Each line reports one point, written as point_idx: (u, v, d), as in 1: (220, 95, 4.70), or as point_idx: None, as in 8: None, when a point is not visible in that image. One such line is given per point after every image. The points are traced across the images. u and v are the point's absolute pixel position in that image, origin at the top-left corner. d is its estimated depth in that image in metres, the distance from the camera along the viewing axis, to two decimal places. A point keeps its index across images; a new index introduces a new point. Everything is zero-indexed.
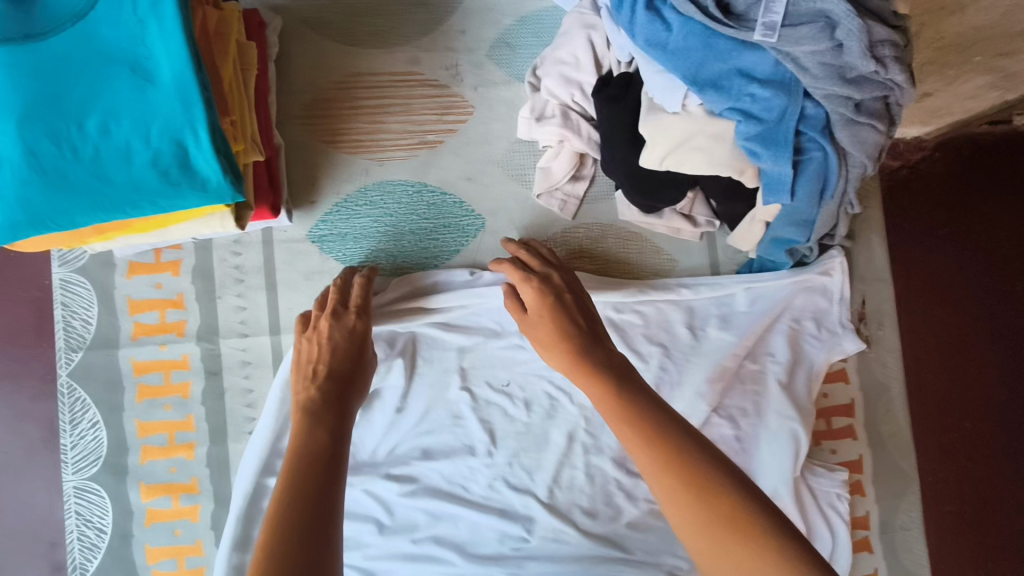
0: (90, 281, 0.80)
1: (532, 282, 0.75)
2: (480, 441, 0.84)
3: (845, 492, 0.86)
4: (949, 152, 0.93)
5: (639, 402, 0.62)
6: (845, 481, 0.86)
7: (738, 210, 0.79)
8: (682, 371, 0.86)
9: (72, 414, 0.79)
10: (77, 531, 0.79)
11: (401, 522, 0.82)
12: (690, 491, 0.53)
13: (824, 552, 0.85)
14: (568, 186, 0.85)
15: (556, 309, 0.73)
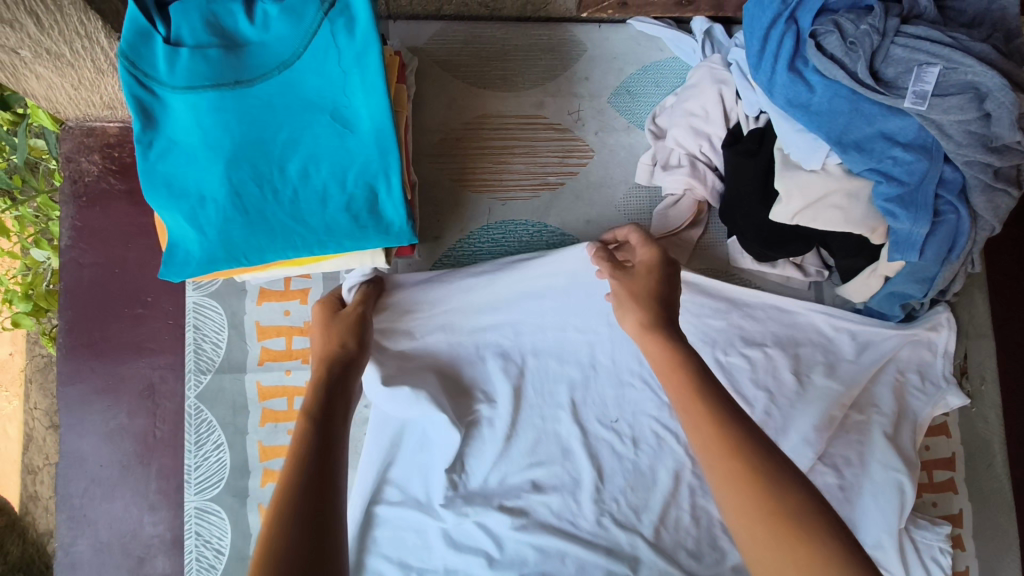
0: (222, 306, 0.82)
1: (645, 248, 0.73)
2: (588, 477, 0.82)
3: (947, 546, 0.85)
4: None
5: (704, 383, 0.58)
6: (948, 535, 0.85)
7: (858, 264, 0.81)
8: (784, 421, 0.84)
9: (197, 435, 0.80)
10: (195, 551, 0.79)
11: (510, 557, 0.77)
12: (750, 486, 0.50)
13: None
14: (684, 232, 0.87)
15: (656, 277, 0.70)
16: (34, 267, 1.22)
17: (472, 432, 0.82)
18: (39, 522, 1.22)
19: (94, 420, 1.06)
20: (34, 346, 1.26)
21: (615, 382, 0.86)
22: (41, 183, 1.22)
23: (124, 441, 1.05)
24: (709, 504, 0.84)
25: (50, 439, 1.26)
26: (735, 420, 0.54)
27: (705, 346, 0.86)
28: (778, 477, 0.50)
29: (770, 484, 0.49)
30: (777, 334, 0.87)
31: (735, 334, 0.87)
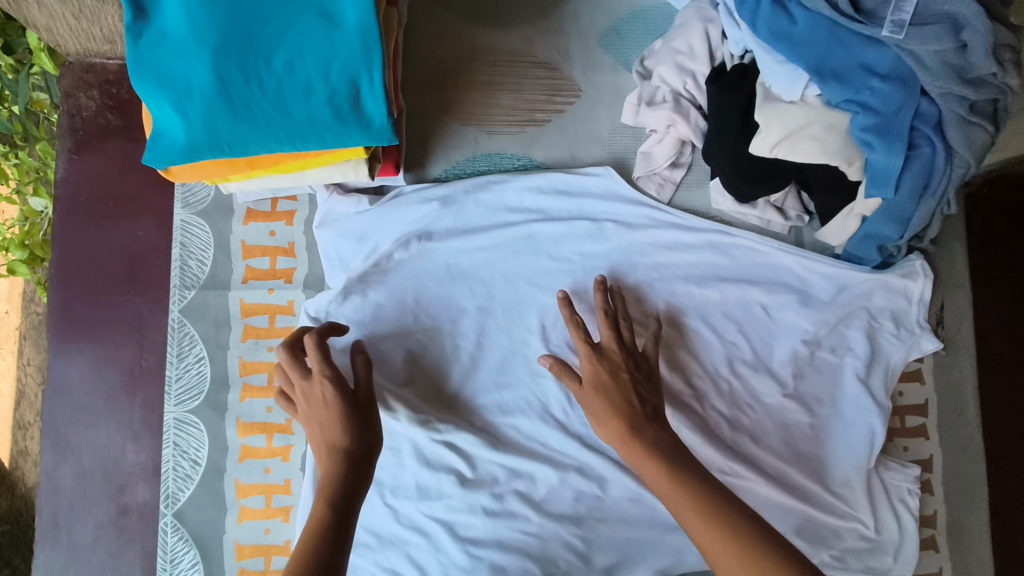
0: (209, 224, 0.83)
1: (589, 359, 0.77)
2: (556, 401, 0.85)
3: (917, 488, 0.87)
4: None
5: (688, 475, 0.64)
6: (918, 477, 0.87)
7: (835, 204, 0.82)
8: (756, 359, 0.89)
9: (179, 348, 0.81)
10: (172, 461, 0.80)
11: (481, 478, 0.82)
12: (727, 544, 0.57)
13: (891, 544, 0.86)
14: (666, 171, 0.89)
15: (616, 389, 0.73)
16: (31, 215, 1.24)
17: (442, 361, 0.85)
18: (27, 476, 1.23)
19: (82, 350, 1.07)
20: (30, 303, 1.28)
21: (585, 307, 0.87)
22: (41, 130, 1.23)
23: (110, 371, 1.06)
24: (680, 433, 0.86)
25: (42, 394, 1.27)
26: (711, 504, 0.61)
27: (679, 281, 0.89)
28: (762, 544, 0.56)
29: (750, 544, 0.56)
30: (749, 274, 0.90)
31: (707, 269, 0.89)
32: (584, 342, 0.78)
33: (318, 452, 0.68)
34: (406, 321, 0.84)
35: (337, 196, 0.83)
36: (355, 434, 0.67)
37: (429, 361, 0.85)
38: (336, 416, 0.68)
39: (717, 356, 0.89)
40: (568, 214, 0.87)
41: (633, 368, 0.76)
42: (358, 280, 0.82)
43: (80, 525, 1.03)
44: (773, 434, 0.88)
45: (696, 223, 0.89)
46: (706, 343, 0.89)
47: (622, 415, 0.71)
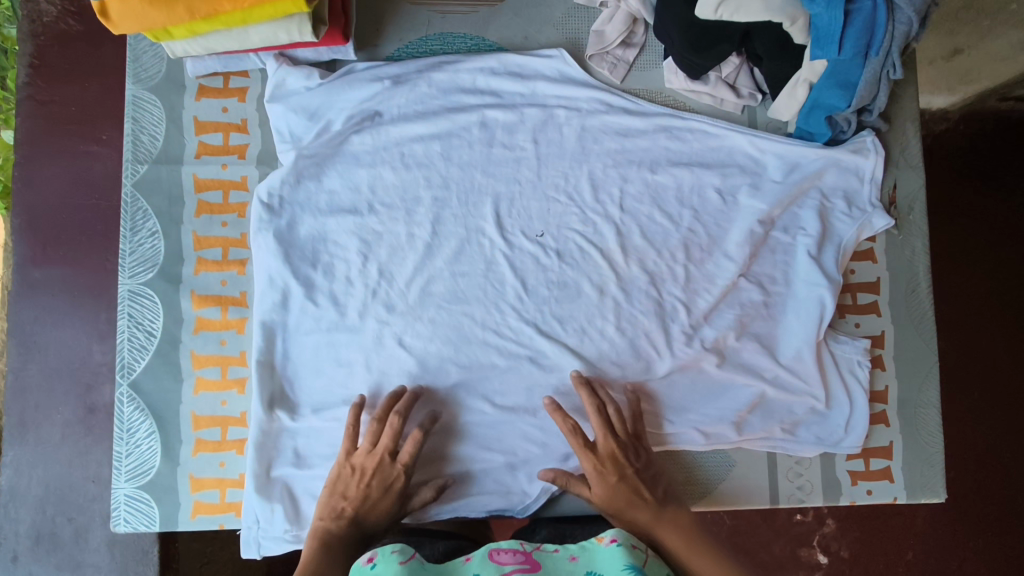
0: (161, 100, 0.84)
1: (591, 458, 0.76)
2: (513, 285, 0.83)
3: (866, 359, 0.88)
4: (971, 126, 1.25)
5: (704, 540, 0.68)
6: (867, 349, 0.88)
7: (784, 72, 0.83)
8: (706, 245, 0.87)
9: (133, 222, 0.82)
10: (127, 331, 0.81)
11: (433, 377, 0.81)
12: None
13: (842, 417, 0.87)
14: (619, 51, 0.90)
15: (621, 492, 0.74)
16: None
17: (395, 245, 0.83)
18: None
19: (48, 253, 1.07)
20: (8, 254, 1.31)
21: (540, 195, 0.86)
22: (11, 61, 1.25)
23: (76, 274, 1.07)
24: (635, 312, 0.84)
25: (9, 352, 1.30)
26: None
27: (632, 167, 0.88)
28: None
29: None
30: (702, 158, 0.89)
31: (659, 156, 0.88)
32: (588, 447, 0.76)
33: (329, 507, 0.72)
34: (359, 209, 0.83)
35: (287, 69, 0.82)
36: (387, 522, 0.74)
37: (383, 249, 0.83)
38: (381, 498, 0.73)
39: (674, 242, 0.86)
40: (519, 101, 0.87)
41: (636, 460, 0.77)
42: (309, 159, 0.82)
43: (48, 423, 1.04)
44: (727, 315, 0.86)
45: (647, 109, 0.89)
46: (658, 228, 0.87)
47: (637, 506, 0.73)
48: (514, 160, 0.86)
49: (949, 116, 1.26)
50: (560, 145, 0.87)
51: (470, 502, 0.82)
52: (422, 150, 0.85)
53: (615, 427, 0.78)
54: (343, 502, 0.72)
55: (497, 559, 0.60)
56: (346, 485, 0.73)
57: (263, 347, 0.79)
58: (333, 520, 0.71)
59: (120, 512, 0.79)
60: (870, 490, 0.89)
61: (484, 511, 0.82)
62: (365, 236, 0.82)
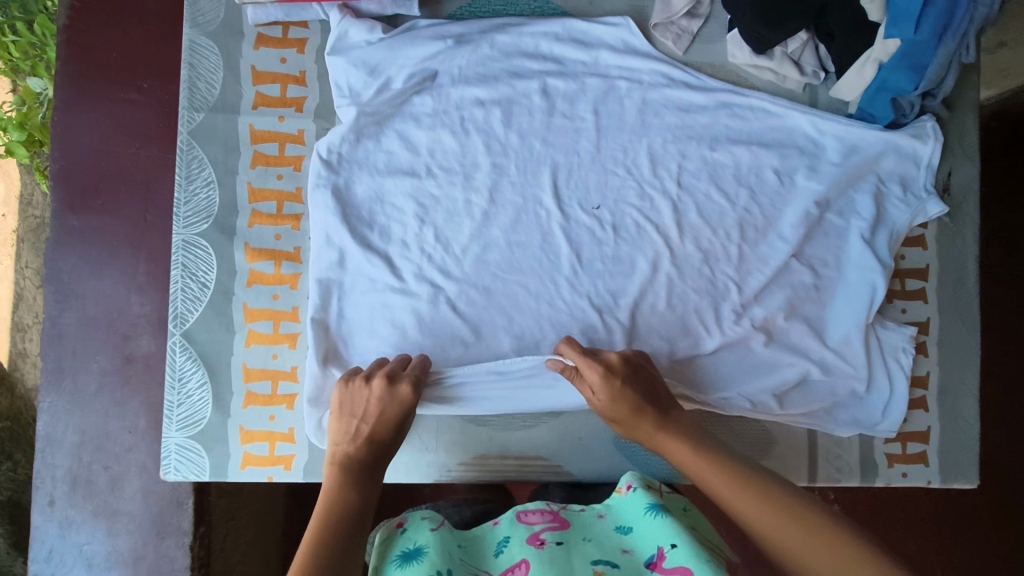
0: (219, 47, 0.82)
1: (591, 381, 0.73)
2: (567, 257, 0.83)
3: (911, 347, 0.88)
4: (1005, 123, 1.23)
5: (705, 445, 0.67)
6: (913, 336, 0.88)
7: (854, 50, 0.82)
8: (762, 224, 0.86)
9: (188, 171, 0.81)
10: (181, 282, 0.80)
11: (486, 342, 0.81)
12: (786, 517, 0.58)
13: (878, 401, 0.87)
14: (684, 21, 0.88)
15: (626, 402, 0.72)
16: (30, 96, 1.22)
17: (451, 208, 0.83)
18: (26, 374, 1.26)
19: (87, 201, 1.06)
20: (28, 208, 1.29)
21: (598, 168, 0.85)
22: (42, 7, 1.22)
23: (115, 223, 1.06)
24: (685, 290, 0.84)
25: (41, 295, 1.29)
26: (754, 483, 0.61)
27: (692, 142, 0.87)
28: (751, 472, 0.62)
29: (801, 508, 0.58)
30: (760, 137, 0.88)
31: (718, 133, 0.87)
32: (587, 362, 0.74)
33: (343, 429, 0.70)
34: (418, 171, 0.83)
35: (351, 20, 0.81)
36: (395, 433, 0.71)
37: (440, 214, 0.82)
38: (388, 411, 0.70)
39: (729, 221, 0.86)
40: (581, 69, 0.86)
41: (634, 374, 0.74)
42: (370, 117, 0.81)
43: (83, 372, 1.03)
44: (778, 296, 0.86)
45: (709, 85, 0.88)
46: (714, 207, 0.86)
47: (644, 413, 0.71)
48: (573, 129, 0.85)
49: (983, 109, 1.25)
50: (620, 117, 0.86)
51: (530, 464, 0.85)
52: (484, 114, 0.84)
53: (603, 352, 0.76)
54: (358, 422, 0.70)
55: (526, 519, 0.67)
56: (358, 405, 0.71)
57: (317, 306, 0.79)
58: (348, 441, 0.69)
59: (171, 460, 0.79)
60: (905, 473, 0.90)
61: (542, 474, 0.85)
62: (422, 200, 0.82)
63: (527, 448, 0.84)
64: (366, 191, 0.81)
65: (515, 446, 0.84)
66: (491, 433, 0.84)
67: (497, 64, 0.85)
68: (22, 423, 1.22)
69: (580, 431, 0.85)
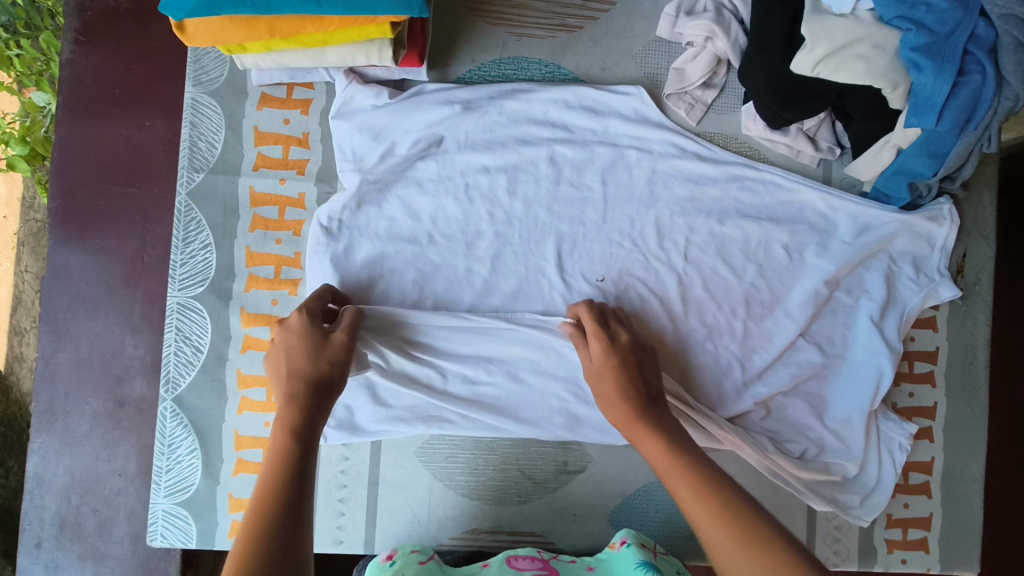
0: (222, 106, 0.81)
1: (598, 340, 0.71)
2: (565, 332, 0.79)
3: (908, 444, 0.85)
4: None
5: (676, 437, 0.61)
6: (912, 433, 0.85)
7: (872, 133, 0.80)
8: (768, 302, 0.84)
9: (185, 233, 0.79)
10: (174, 345, 0.78)
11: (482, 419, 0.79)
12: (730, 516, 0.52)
13: (867, 483, 0.85)
14: (698, 91, 0.86)
15: (620, 371, 0.68)
16: (33, 111, 1.19)
17: (451, 278, 0.80)
18: (23, 381, 1.25)
19: (85, 239, 1.04)
20: (28, 211, 1.27)
21: (603, 238, 0.83)
22: (45, 22, 1.18)
23: (111, 262, 1.04)
24: (688, 368, 0.82)
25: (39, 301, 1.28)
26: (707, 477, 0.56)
27: (700, 215, 0.84)
28: (709, 470, 0.57)
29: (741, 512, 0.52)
30: (768, 211, 0.85)
31: (727, 206, 0.85)
32: (598, 330, 0.72)
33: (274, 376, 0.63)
34: (419, 239, 0.80)
35: (357, 86, 0.80)
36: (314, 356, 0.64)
37: (439, 284, 0.80)
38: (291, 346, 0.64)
39: (735, 297, 0.83)
40: (590, 138, 0.84)
41: (634, 353, 0.70)
42: (371, 182, 0.79)
43: (76, 412, 1.02)
44: (783, 376, 0.83)
45: (721, 156, 0.86)
46: (721, 282, 0.84)
47: (626, 391, 0.66)
48: (579, 199, 0.83)
49: None
50: (629, 187, 0.84)
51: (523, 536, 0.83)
52: (490, 181, 0.82)
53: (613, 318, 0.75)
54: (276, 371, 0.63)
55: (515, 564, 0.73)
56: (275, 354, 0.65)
57: None
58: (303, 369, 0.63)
59: (157, 526, 0.78)
60: (905, 559, 0.87)
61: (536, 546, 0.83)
62: (422, 268, 0.80)
63: (519, 523, 0.83)
64: (365, 257, 0.79)
65: (507, 521, 0.83)
66: (483, 508, 0.83)
67: (502, 129, 0.83)
68: (16, 428, 1.20)
69: (573, 508, 0.83)
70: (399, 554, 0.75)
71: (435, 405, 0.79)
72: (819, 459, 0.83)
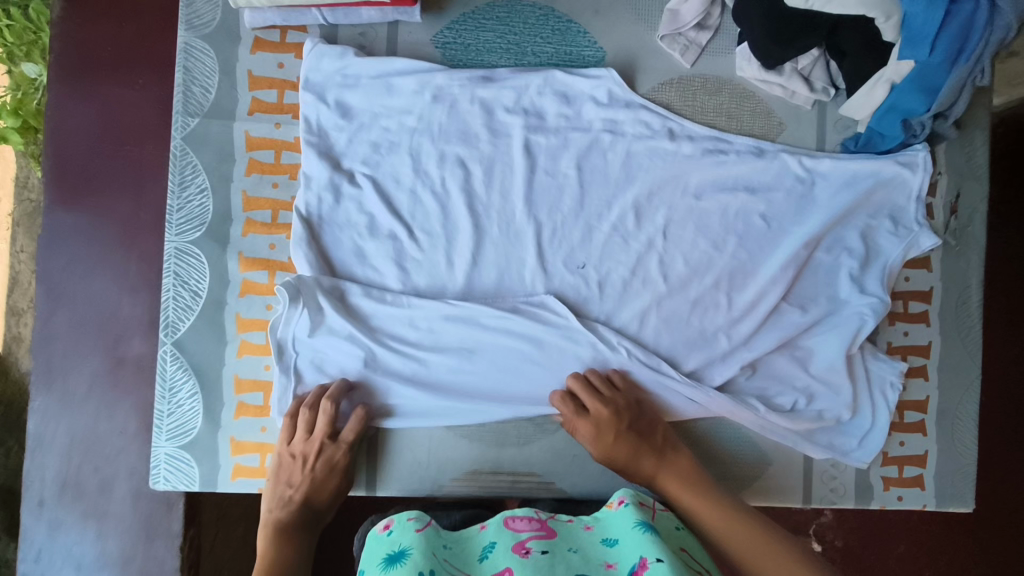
0: (215, 51, 0.80)
1: (588, 417, 0.76)
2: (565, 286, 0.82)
3: (900, 383, 0.86)
4: None
5: (698, 488, 0.70)
6: (902, 372, 0.86)
7: (866, 69, 0.80)
8: (755, 262, 0.83)
9: (181, 177, 0.79)
10: (173, 290, 0.78)
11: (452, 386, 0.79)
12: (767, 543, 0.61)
13: (858, 429, 0.85)
14: (692, 33, 0.86)
15: (621, 443, 0.75)
16: (24, 83, 1.18)
17: (447, 221, 0.81)
18: (21, 361, 1.23)
19: (81, 199, 1.04)
20: (24, 189, 1.26)
21: (598, 181, 0.83)
22: None
23: (107, 222, 1.04)
24: (683, 307, 0.82)
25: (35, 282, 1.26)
26: (742, 514, 0.65)
27: (695, 156, 0.85)
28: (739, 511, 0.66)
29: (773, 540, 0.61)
30: (748, 181, 0.85)
31: (705, 179, 0.84)
32: (590, 399, 0.76)
33: (277, 496, 0.72)
34: (415, 183, 0.81)
35: (323, 48, 0.80)
36: (331, 501, 0.74)
37: (436, 226, 0.81)
38: (320, 480, 0.74)
39: (716, 270, 0.83)
40: (563, 125, 0.83)
41: (626, 416, 0.76)
42: (348, 175, 0.80)
43: (75, 372, 1.02)
44: (770, 340, 0.82)
45: (692, 132, 0.85)
46: (702, 256, 0.83)
47: (640, 451, 0.75)
48: (573, 142, 0.83)
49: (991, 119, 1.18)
50: (617, 146, 0.84)
51: (524, 478, 0.83)
52: (485, 123, 0.82)
53: (607, 378, 0.78)
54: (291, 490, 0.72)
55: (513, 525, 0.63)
56: (290, 475, 0.74)
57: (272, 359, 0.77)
58: (281, 509, 0.71)
59: (160, 470, 0.78)
60: (901, 496, 0.88)
61: (536, 492, 0.84)
62: (403, 263, 0.80)
63: (519, 465, 0.83)
64: (356, 203, 0.80)
65: (507, 462, 0.83)
66: (484, 449, 0.83)
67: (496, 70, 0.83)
68: (16, 408, 1.20)
69: (573, 449, 0.83)
70: (396, 522, 0.64)
71: (423, 395, 0.79)
72: (814, 409, 0.83)
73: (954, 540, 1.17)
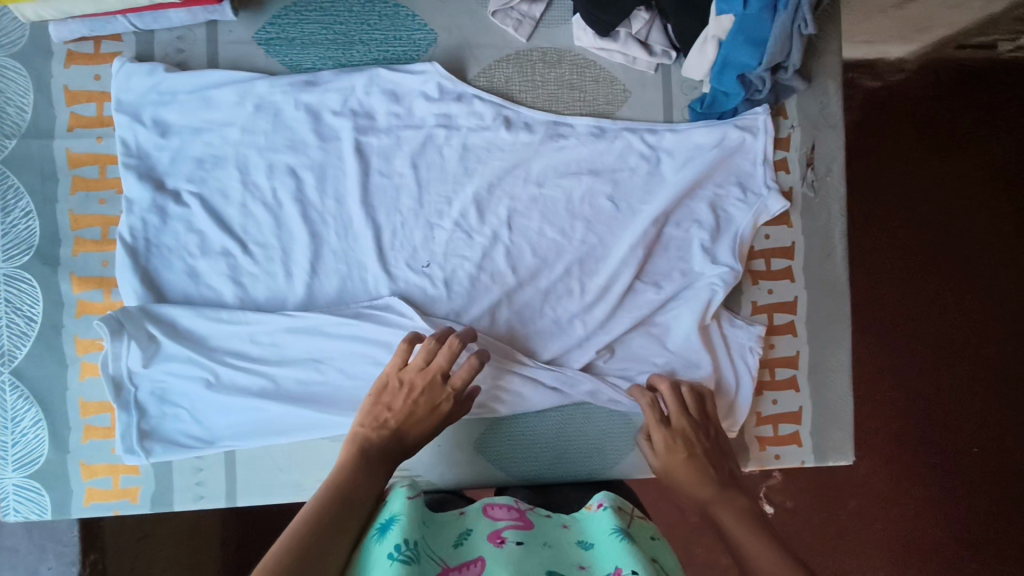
0: (27, 68, 0.78)
1: (664, 429, 0.76)
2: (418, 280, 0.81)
3: (758, 346, 0.85)
4: (927, 75, 1.18)
5: (739, 508, 0.68)
6: (761, 334, 0.85)
7: (695, 28, 0.79)
8: (605, 244, 0.84)
9: (3, 201, 0.77)
10: (6, 318, 0.76)
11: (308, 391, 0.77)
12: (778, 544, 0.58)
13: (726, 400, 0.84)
14: (523, 6, 0.85)
15: (690, 462, 0.74)
16: None
17: (284, 221, 0.79)
18: None
19: None
20: None
21: (437, 167, 0.82)
22: None
23: None
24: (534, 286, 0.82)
25: None
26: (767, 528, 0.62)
27: (535, 132, 0.84)
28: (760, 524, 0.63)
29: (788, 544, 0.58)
30: (591, 164, 0.84)
31: (547, 166, 0.84)
32: (679, 411, 0.77)
33: (371, 415, 0.67)
34: (248, 185, 0.79)
35: (131, 67, 0.78)
36: (422, 439, 0.68)
37: (274, 227, 0.79)
38: (421, 414, 0.68)
39: (567, 258, 0.83)
40: (393, 124, 0.82)
41: (701, 441, 0.76)
42: (173, 194, 0.78)
43: None
44: (625, 322, 0.83)
45: (528, 118, 0.84)
46: (550, 243, 0.83)
47: (709, 475, 0.73)
48: (408, 129, 0.82)
49: (904, 66, 1.17)
50: (456, 128, 0.83)
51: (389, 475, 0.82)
52: (315, 118, 0.80)
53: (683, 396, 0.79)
54: (387, 412, 0.67)
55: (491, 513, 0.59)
56: (392, 398, 0.68)
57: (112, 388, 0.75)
58: (375, 429, 0.66)
59: (9, 502, 0.76)
60: (778, 454, 0.87)
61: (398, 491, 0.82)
62: (239, 279, 0.78)
63: None
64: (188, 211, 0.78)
65: None
66: None
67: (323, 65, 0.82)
68: None
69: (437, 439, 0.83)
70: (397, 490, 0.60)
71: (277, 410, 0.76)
72: None
73: (900, 485, 1.18)
